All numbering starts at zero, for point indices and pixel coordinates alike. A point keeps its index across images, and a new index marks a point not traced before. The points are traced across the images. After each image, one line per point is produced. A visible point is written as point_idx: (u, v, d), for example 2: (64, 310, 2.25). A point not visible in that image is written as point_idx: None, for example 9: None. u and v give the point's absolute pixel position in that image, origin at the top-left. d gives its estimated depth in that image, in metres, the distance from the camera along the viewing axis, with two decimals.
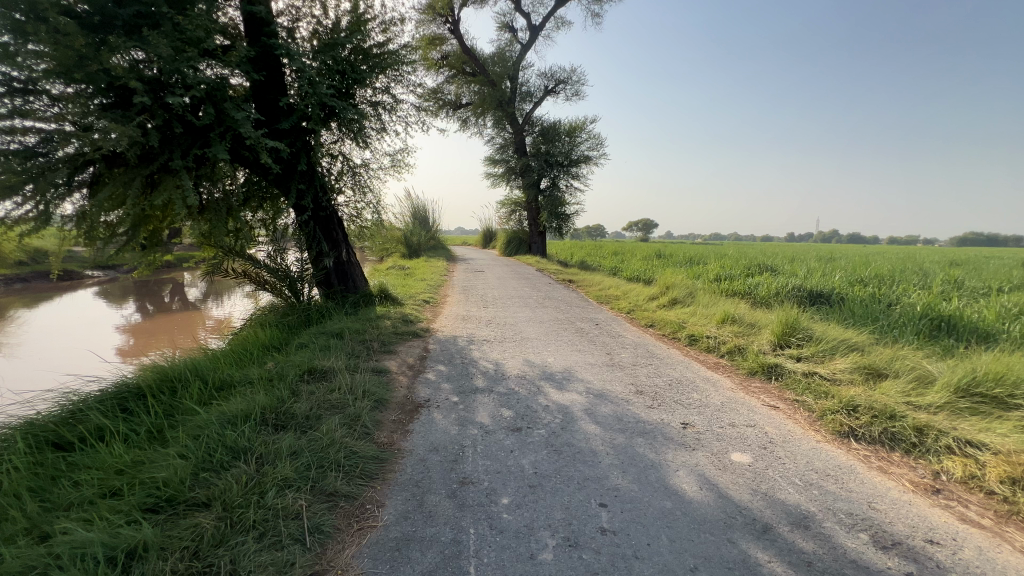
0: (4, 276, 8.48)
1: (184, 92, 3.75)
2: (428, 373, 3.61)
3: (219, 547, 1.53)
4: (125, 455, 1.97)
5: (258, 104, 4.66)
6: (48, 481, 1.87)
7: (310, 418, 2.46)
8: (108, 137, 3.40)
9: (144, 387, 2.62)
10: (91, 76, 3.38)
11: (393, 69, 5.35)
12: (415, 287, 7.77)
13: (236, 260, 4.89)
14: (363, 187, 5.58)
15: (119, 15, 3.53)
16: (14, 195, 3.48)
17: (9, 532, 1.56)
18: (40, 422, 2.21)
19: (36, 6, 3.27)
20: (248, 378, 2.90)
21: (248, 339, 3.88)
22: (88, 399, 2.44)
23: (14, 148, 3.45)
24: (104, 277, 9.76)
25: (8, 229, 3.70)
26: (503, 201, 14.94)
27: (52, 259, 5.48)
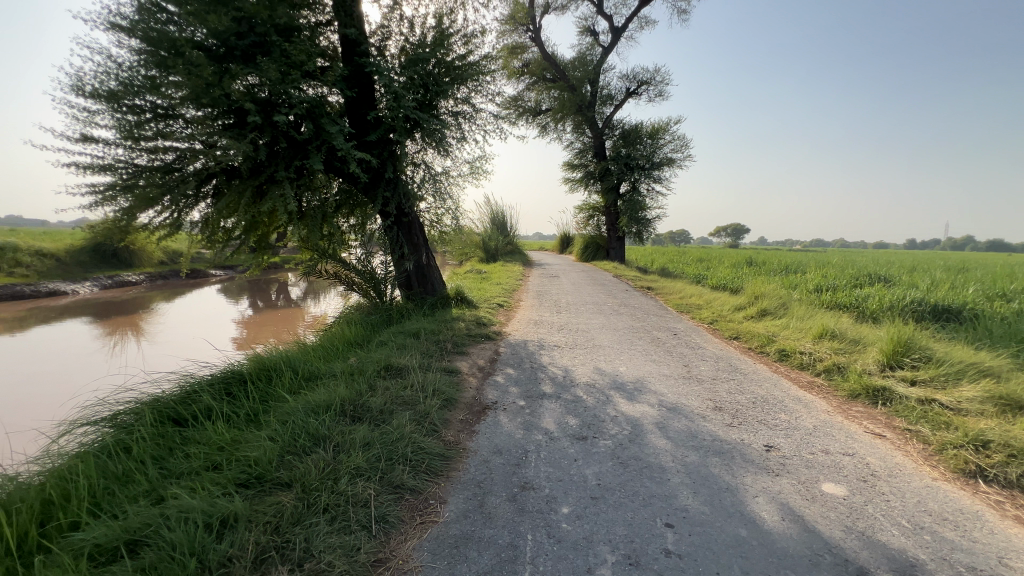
0: (151, 273, 10.01)
1: (289, 110, 4.18)
2: (497, 375, 3.67)
3: (296, 525, 1.67)
4: (226, 433, 2.22)
5: (351, 118, 5.05)
6: (166, 451, 2.16)
7: (384, 412, 2.60)
8: (226, 153, 3.88)
9: (246, 374, 2.95)
10: (215, 101, 3.88)
11: (474, 79, 5.53)
12: (491, 291, 7.94)
13: (330, 263, 5.32)
14: (443, 194, 5.80)
15: (238, 46, 4.02)
16: (155, 205, 4.12)
17: (135, 492, 1.82)
18: (164, 398, 2.56)
19: (175, 43, 3.84)
20: (332, 371, 3.15)
21: (336, 336, 4.21)
22: (202, 381, 2.79)
23: (157, 165, 4.09)
24: (224, 275, 11.14)
25: (151, 233, 4.38)
26: (581, 206, 14.80)
27: (185, 260, 6.38)
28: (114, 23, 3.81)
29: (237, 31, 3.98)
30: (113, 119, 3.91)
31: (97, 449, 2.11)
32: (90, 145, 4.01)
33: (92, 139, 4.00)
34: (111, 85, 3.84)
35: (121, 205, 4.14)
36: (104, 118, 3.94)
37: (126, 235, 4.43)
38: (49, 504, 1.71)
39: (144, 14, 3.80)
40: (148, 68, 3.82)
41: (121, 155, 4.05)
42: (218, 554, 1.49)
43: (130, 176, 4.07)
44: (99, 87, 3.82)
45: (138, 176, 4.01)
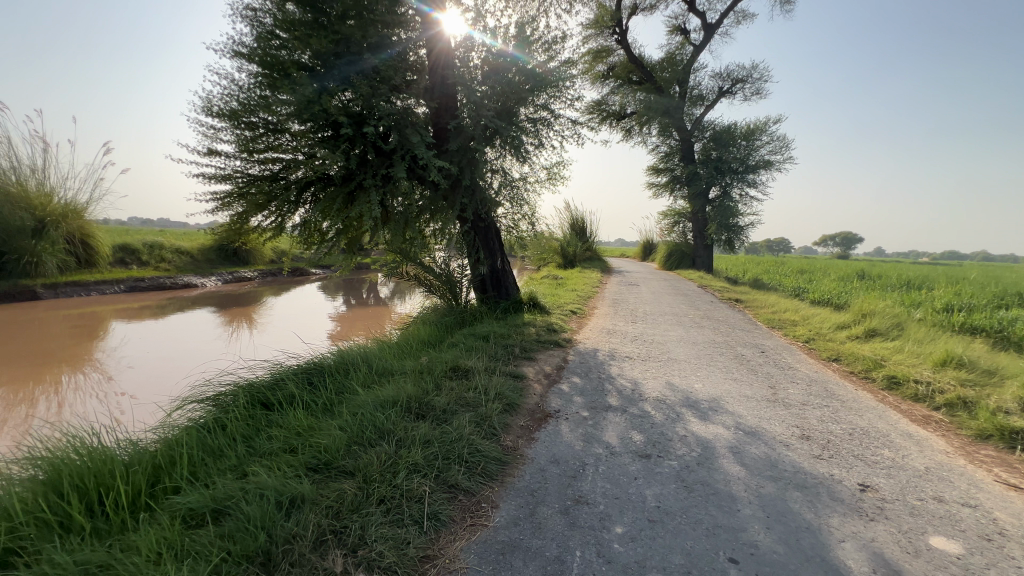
0: (264, 270, 11.26)
1: (377, 122, 4.48)
2: (563, 384, 3.62)
3: (354, 513, 1.77)
4: (304, 420, 2.43)
5: (435, 128, 5.31)
6: (254, 432, 2.41)
7: (446, 411, 2.68)
8: (322, 163, 4.26)
9: (328, 366, 3.20)
10: (314, 116, 4.28)
11: (554, 85, 5.54)
12: (565, 297, 7.88)
13: (410, 265, 5.64)
14: (519, 200, 5.87)
15: (336, 64, 4.40)
16: (263, 209, 4.63)
17: (225, 465, 2.05)
18: (258, 383, 2.86)
19: (285, 65, 4.31)
20: (404, 368, 3.31)
21: (411, 335, 4.42)
22: (290, 370, 3.07)
23: (265, 174, 4.60)
24: (322, 274, 12.22)
25: (259, 235, 4.92)
26: (666, 212, 14.20)
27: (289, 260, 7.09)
28: (237, 51, 4.37)
29: (336, 52, 4.37)
30: (233, 135, 4.46)
31: (200, 425, 2.40)
32: (214, 158, 4.61)
33: (216, 153, 4.60)
34: (232, 105, 4.39)
35: (237, 210, 4.70)
36: (226, 134, 4.51)
37: (240, 237, 5.03)
38: (159, 468, 1.98)
39: (261, 42, 4.32)
40: (261, 88, 4.31)
41: (238, 166, 4.61)
42: (285, 530, 1.63)
43: (245, 184, 4.62)
44: (223, 107, 4.39)
45: (250, 184, 4.53)
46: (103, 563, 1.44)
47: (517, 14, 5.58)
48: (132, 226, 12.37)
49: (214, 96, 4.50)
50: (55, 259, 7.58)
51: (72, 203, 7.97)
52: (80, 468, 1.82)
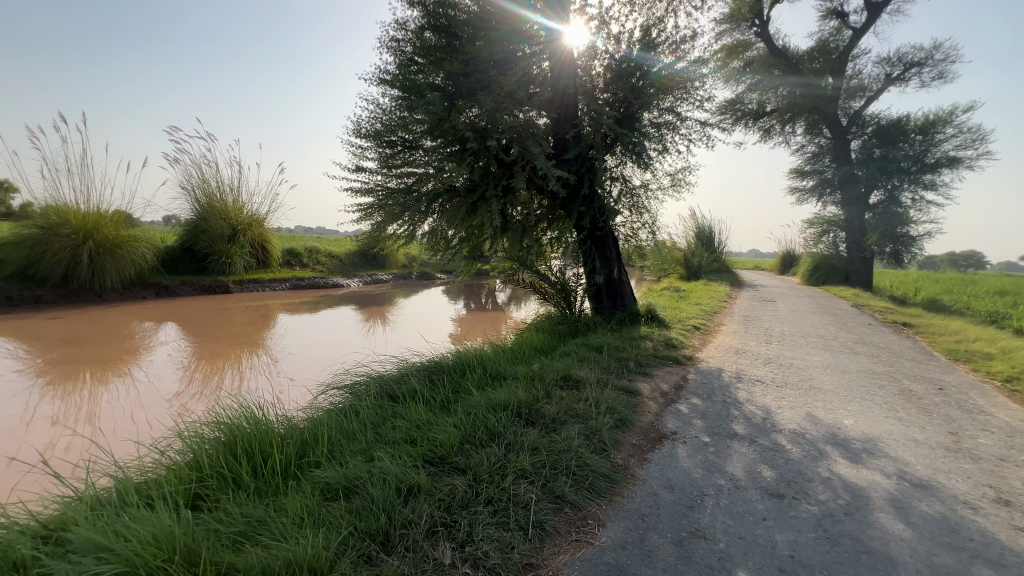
0: (398, 274, 12.44)
1: (501, 135, 4.68)
2: (681, 404, 3.37)
3: (464, 509, 1.84)
4: (424, 414, 2.62)
5: (555, 138, 5.39)
6: (381, 420, 2.65)
7: (556, 420, 2.67)
8: (450, 175, 4.58)
9: (447, 366, 3.40)
10: (444, 132, 4.62)
11: (681, 87, 5.27)
12: (688, 311, 7.37)
13: (527, 272, 5.73)
14: (639, 208, 5.65)
15: (465, 83, 4.74)
16: (398, 219, 5.10)
17: (357, 447, 2.30)
18: (387, 376, 3.15)
19: (421, 88, 4.76)
20: (516, 374, 3.38)
21: (525, 341, 4.50)
22: (414, 366, 3.33)
23: (401, 187, 5.07)
24: (447, 279, 13.09)
25: (395, 241, 5.44)
26: (812, 220, 12.53)
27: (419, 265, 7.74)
28: (383, 79, 4.93)
29: (465, 72, 4.72)
30: (376, 153, 5.02)
31: (339, 409, 2.72)
32: (360, 174, 5.22)
33: (362, 170, 5.22)
34: (377, 127, 4.95)
35: (376, 220, 5.27)
36: (371, 152, 5.09)
37: (378, 243, 5.61)
38: (306, 443, 2.28)
39: (402, 68, 4.83)
40: (401, 110, 4.79)
41: (379, 180, 5.17)
42: (402, 515, 1.76)
43: (384, 197, 5.15)
44: (370, 129, 4.96)
45: (389, 196, 5.04)
46: (261, 518, 1.70)
47: (643, 16, 5.42)
48: (298, 233, 14.60)
49: (362, 120, 5.11)
50: (242, 260, 9.25)
51: (256, 214, 9.66)
52: (249, 435, 2.17)
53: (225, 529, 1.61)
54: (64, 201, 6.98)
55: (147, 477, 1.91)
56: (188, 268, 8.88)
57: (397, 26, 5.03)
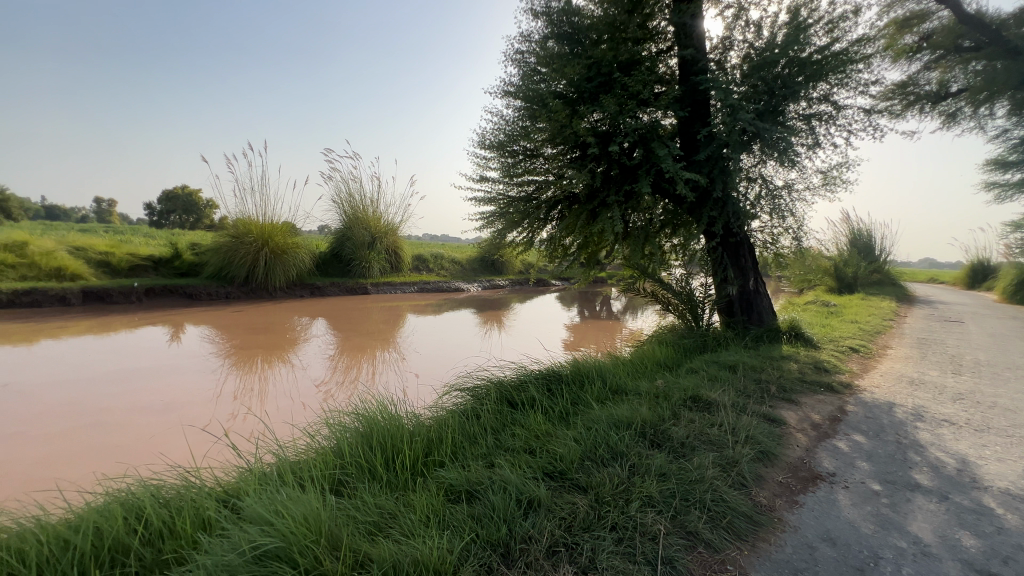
0: (514, 280, 12.74)
1: (624, 138, 4.49)
2: (839, 441, 2.85)
3: (586, 532, 1.75)
4: (543, 425, 2.58)
5: (682, 140, 5.02)
6: (500, 427, 2.67)
7: (685, 445, 2.43)
8: (571, 183, 4.52)
9: (565, 376, 3.33)
10: (566, 138, 4.57)
11: (839, 72, 4.56)
12: (841, 329, 6.34)
13: (648, 280, 5.40)
14: (782, 212, 4.96)
15: (588, 88, 4.60)
16: (518, 227, 5.17)
17: (478, 452, 2.34)
18: (506, 382, 3.18)
19: (543, 97, 4.71)
20: (638, 389, 3.18)
21: (647, 354, 4.24)
22: (532, 374, 3.31)
23: (522, 195, 5.15)
24: (561, 285, 13.07)
25: (514, 249, 5.54)
26: (1017, 221, 10.03)
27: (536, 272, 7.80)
28: (506, 91, 5.05)
29: (587, 76, 4.57)
30: (499, 163, 5.17)
31: (461, 411, 2.81)
32: (484, 184, 5.43)
33: (486, 179, 5.42)
34: (500, 137, 5.10)
35: (497, 227, 5.42)
36: (494, 162, 5.26)
37: (498, 250, 5.78)
38: (431, 441, 2.38)
39: (525, 79, 4.83)
40: (524, 120, 4.86)
41: (501, 189, 5.31)
42: (523, 529, 1.72)
43: (505, 205, 5.28)
44: (494, 140, 5.13)
45: (510, 204, 5.15)
46: (392, 512, 1.79)
47: None
48: (425, 240, 15.82)
49: (487, 132, 5.31)
50: (379, 264, 10.26)
51: (392, 223, 10.66)
52: (383, 429, 2.33)
53: (363, 518, 1.72)
54: (248, 214, 8.43)
55: (301, 457, 2.14)
56: (336, 271, 10.10)
57: (521, 39, 5.13)
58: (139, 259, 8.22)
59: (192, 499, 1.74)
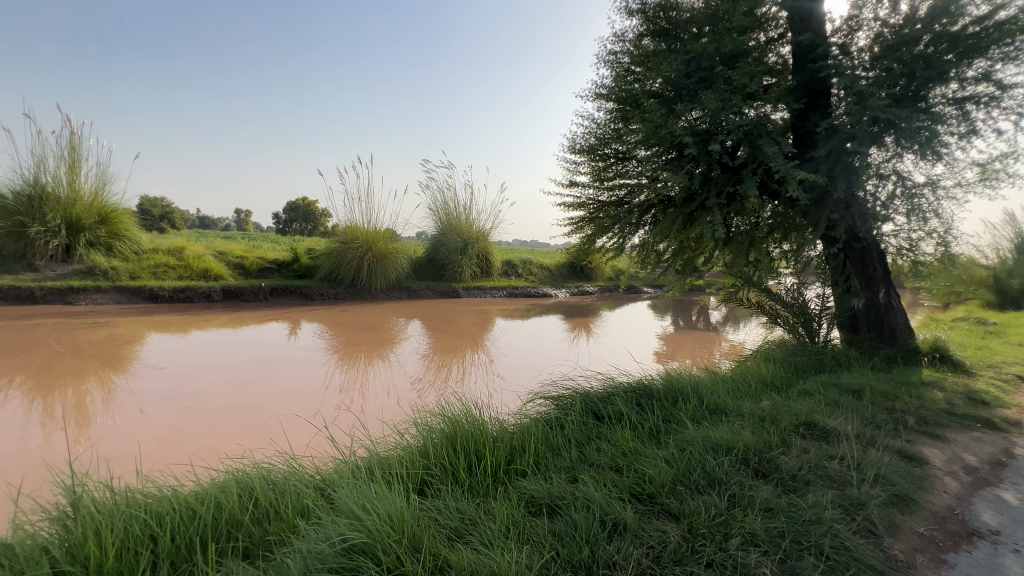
0: (603, 287, 12.44)
1: (727, 136, 4.15)
2: (1004, 491, 2.33)
3: (677, 565, 1.59)
4: (631, 442, 2.45)
5: (796, 135, 4.50)
6: (585, 439, 2.58)
7: (797, 479, 2.14)
8: (667, 185, 4.27)
9: (656, 391, 3.13)
10: (661, 139, 4.33)
11: (1008, 44, 3.76)
12: (1002, 353, 5.27)
13: (752, 290, 4.78)
14: (924, 213, 4.22)
15: (687, 84, 4.32)
16: (608, 232, 5.00)
17: (562, 465, 2.28)
18: (592, 392, 3.07)
19: (637, 97, 4.52)
20: (741, 410, 2.89)
21: (750, 371, 3.86)
22: (620, 386, 3.16)
23: (614, 200, 4.98)
24: (653, 293, 12.50)
25: (604, 254, 5.37)
26: None
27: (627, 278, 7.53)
28: (599, 93, 4.92)
29: (686, 72, 4.30)
30: (590, 167, 5.05)
31: (545, 420, 2.75)
32: (573, 189, 5.35)
33: (576, 184, 5.33)
34: (591, 141, 4.98)
35: (586, 233, 5.31)
36: (584, 167, 5.16)
37: (587, 256, 5.65)
38: (514, 449, 2.36)
39: (618, 80, 4.66)
40: (616, 122, 4.70)
41: (592, 194, 5.19)
42: (607, 553, 1.61)
43: (594, 210, 5.15)
44: (585, 144, 5.03)
45: (600, 209, 5.01)
46: (473, 518, 1.79)
47: None
48: (515, 245, 16.07)
49: (578, 136, 5.22)
50: (470, 269, 10.60)
51: (483, 229, 10.97)
52: (467, 432, 2.36)
53: (444, 521, 1.74)
54: (356, 222, 9.19)
55: (391, 453, 2.23)
56: (431, 275, 10.62)
57: (615, 39, 4.98)
58: (267, 263, 9.37)
59: (295, 484, 1.89)
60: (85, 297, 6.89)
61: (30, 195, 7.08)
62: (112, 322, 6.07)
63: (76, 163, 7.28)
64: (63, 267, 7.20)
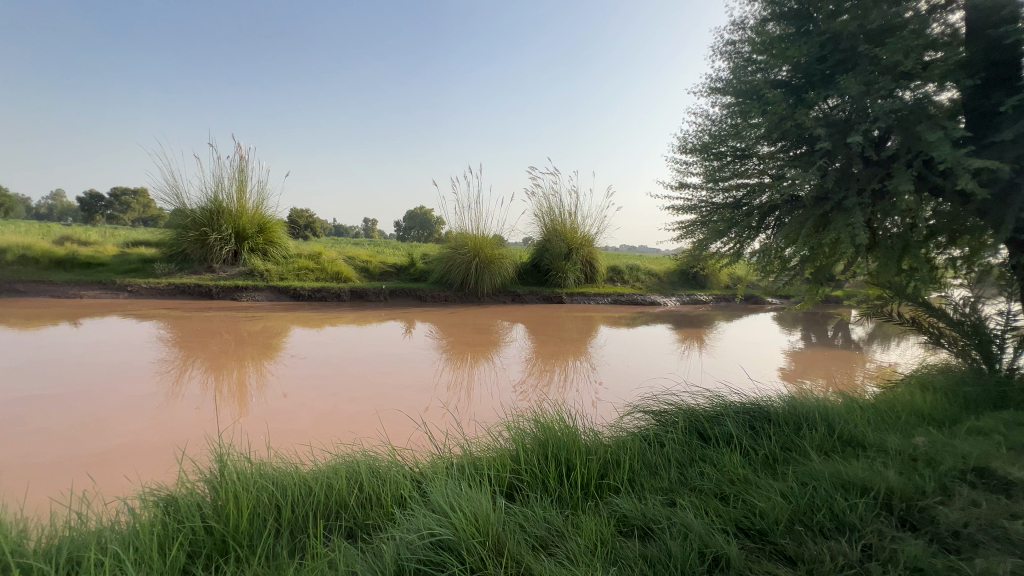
0: (719, 295, 11.50)
1: (872, 125, 3.56)
2: None
3: None
4: (741, 469, 2.21)
5: (968, 117, 3.64)
6: (688, 461, 2.38)
7: (961, 538, 1.74)
8: (793, 184, 3.80)
9: (775, 414, 2.79)
10: (786, 133, 3.86)
11: None
12: None
13: (906, 303, 4.04)
14: None
15: (820, 69, 3.78)
16: (723, 237, 4.59)
17: (659, 485, 2.14)
18: (697, 410, 2.83)
19: (758, 88, 4.04)
20: (884, 445, 2.45)
21: (900, 400, 3.26)
22: (731, 405, 2.87)
23: (730, 201, 4.57)
24: (780, 303, 11.23)
25: (718, 260, 4.96)
26: None
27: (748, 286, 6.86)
28: (714, 87, 4.54)
29: (819, 55, 3.76)
30: (702, 167, 4.70)
31: (644, 435, 2.60)
32: (684, 191, 5.03)
33: (687, 186, 5.00)
34: (704, 139, 4.62)
35: (698, 238, 4.94)
36: (696, 167, 4.81)
37: (698, 262, 5.26)
38: (608, 463, 2.27)
39: (736, 71, 4.25)
40: (733, 117, 4.29)
41: (705, 196, 4.83)
42: None
43: (708, 213, 4.78)
44: (697, 143, 4.69)
45: (714, 212, 4.63)
46: (559, 529, 1.76)
47: None
48: (622, 250, 15.59)
49: (690, 134, 4.89)
50: (574, 275, 10.52)
51: (588, 235, 10.83)
52: (559, 440, 2.32)
53: (530, 529, 1.74)
54: (465, 229, 9.67)
55: (483, 454, 2.28)
56: (536, 280, 10.77)
57: (734, 27, 4.55)
58: (388, 267, 10.27)
59: (395, 474, 2.03)
60: (247, 295, 8.19)
61: (212, 210, 8.64)
62: (265, 316, 7.13)
63: (244, 182, 8.72)
64: (232, 268, 8.65)
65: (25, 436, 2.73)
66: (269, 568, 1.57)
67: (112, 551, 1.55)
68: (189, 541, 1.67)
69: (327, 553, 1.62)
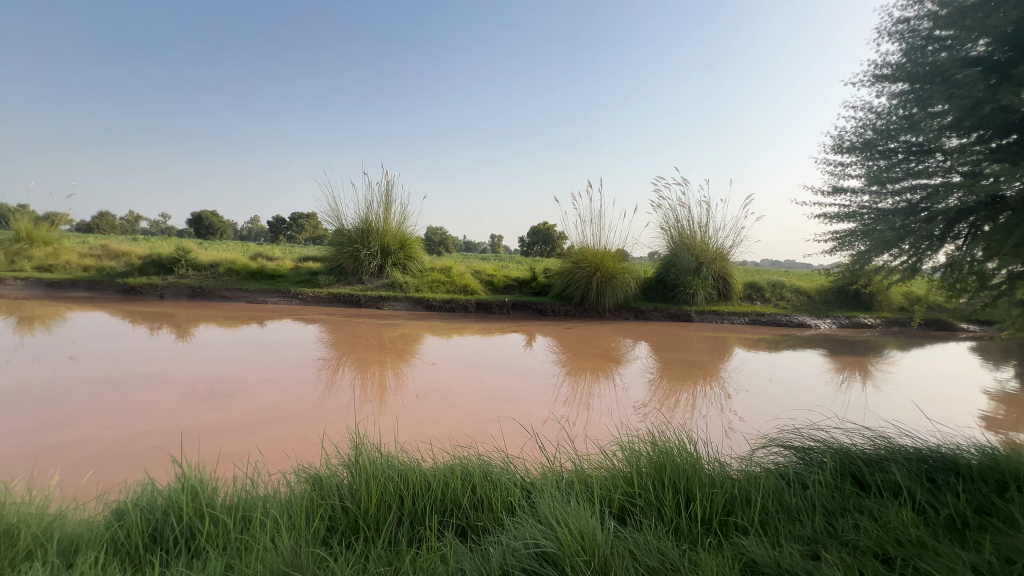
0: (890, 318, 9.66)
1: None
2: None
3: None
4: (914, 530, 1.81)
5: None
6: (839, 510, 2.03)
7: None
8: (992, 183, 3.06)
9: (965, 468, 2.22)
10: (984, 120, 3.10)
11: None
12: None
13: None
14: None
15: None
16: (892, 249, 3.86)
17: (800, 532, 1.87)
18: (854, 451, 2.39)
19: (940, 69, 3.33)
20: None
21: None
22: (899, 451, 2.37)
23: (901, 206, 3.81)
24: (979, 330, 9.04)
25: (885, 276, 4.17)
26: None
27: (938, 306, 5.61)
28: (880, 74, 3.83)
29: None
30: (863, 167, 4.03)
31: (782, 473, 2.28)
32: (840, 196, 4.36)
33: (843, 190, 4.33)
34: (868, 136, 3.95)
35: (858, 249, 4.22)
36: (856, 168, 4.15)
37: (860, 279, 4.48)
38: (735, 498, 2.04)
39: (909, 51, 3.51)
40: (906, 107, 3.57)
41: (868, 201, 4.12)
42: None
43: (871, 220, 4.07)
44: (856, 140, 4.04)
45: (880, 219, 3.91)
46: (674, 562, 1.63)
47: None
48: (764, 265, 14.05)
49: (847, 131, 4.22)
50: (705, 291, 9.76)
51: (721, 248, 9.98)
52: (678, 467, 2.15)
53: (640, 556, 1.64)
54: (587, 244, 9.62)
55: (594, 472, 2.21)
56: (661, 296, 10.25)
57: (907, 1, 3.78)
58: (511, 281, 10.67)
59: (505, 480, 2.08)
60: (388, 304, 9.20)
61: (363, 228, 9.93)
62: (403, 324, 7.89)
63: (390, 205, 9.88)
64: (377, 280, 9.76)
65: (224, 413, 3.40)
66: (390, 553, 1.73)
67: (272, 516, 1.84)
68: (329, 516, 1.92)
69: (440, 547, 1.72)
